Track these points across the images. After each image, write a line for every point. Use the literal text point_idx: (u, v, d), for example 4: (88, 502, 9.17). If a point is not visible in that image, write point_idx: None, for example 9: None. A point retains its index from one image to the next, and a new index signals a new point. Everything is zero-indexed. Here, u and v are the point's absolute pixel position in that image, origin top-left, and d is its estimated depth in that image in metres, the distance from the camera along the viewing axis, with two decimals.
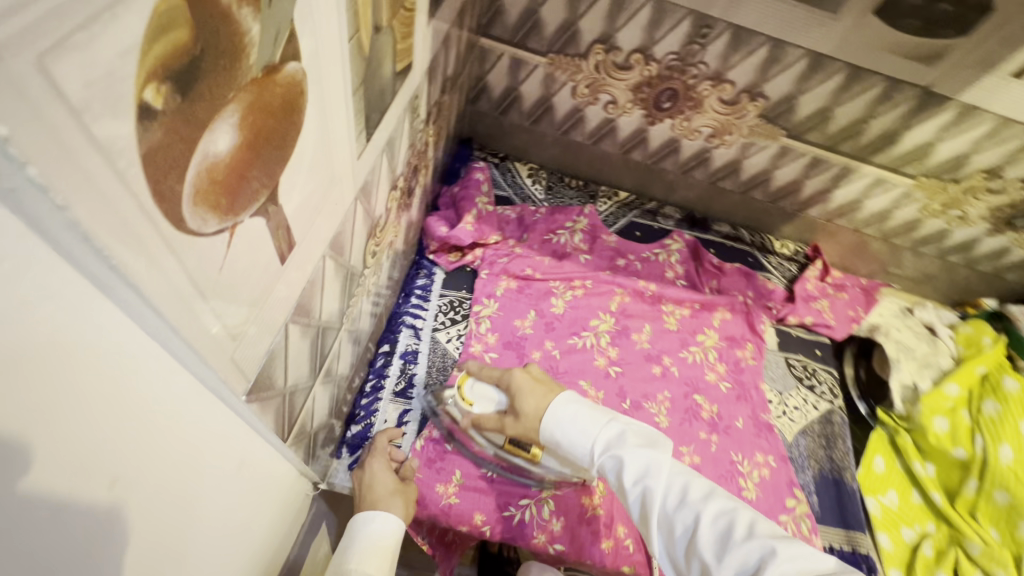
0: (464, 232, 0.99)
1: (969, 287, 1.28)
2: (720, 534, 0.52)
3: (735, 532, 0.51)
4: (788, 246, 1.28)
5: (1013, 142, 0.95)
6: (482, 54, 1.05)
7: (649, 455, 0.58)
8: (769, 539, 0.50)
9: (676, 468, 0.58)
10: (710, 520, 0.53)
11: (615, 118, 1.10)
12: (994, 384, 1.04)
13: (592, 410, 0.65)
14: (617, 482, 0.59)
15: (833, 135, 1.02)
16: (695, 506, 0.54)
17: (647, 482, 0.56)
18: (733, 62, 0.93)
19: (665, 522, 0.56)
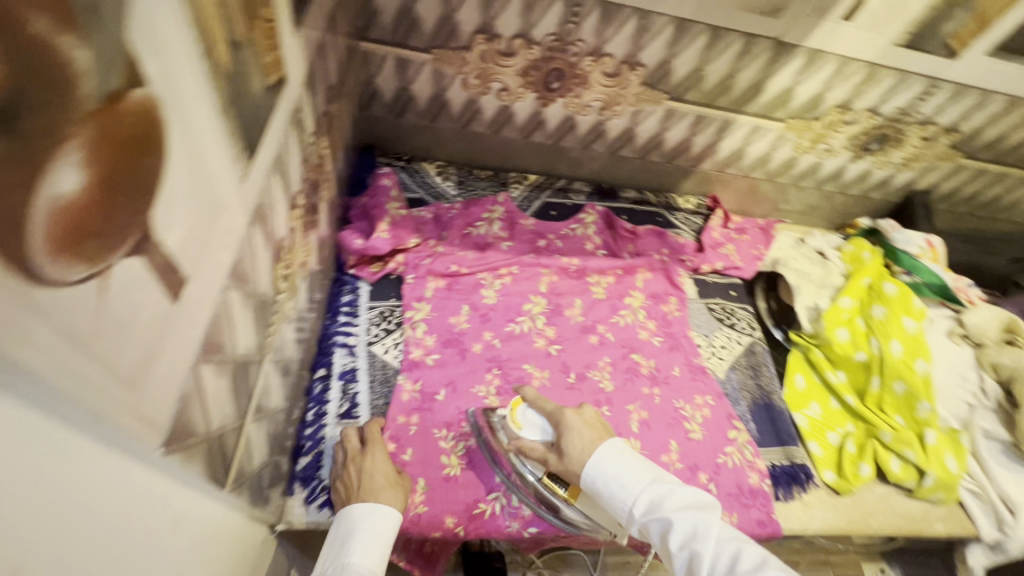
0: (381, 240, 0.96)
1: (844, 210, 1.44)
2: None
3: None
4: (691, 200, 1.37)
5: (856, 77, 1.07)
6: (365, 58, 1.01)
7: (694, 521, 0.66)
8: None
9: (721, 534, 0.66)
10: None
11: (510, 105, 1.11)
12: (877, 291, 1.17)
13: (639, 469, 0.74)
14: (663, 544, 0.68)
15: (709, 92, 1.10)
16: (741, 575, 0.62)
17: (694, 547, 0.65)
18: (608, 35, 0.98)
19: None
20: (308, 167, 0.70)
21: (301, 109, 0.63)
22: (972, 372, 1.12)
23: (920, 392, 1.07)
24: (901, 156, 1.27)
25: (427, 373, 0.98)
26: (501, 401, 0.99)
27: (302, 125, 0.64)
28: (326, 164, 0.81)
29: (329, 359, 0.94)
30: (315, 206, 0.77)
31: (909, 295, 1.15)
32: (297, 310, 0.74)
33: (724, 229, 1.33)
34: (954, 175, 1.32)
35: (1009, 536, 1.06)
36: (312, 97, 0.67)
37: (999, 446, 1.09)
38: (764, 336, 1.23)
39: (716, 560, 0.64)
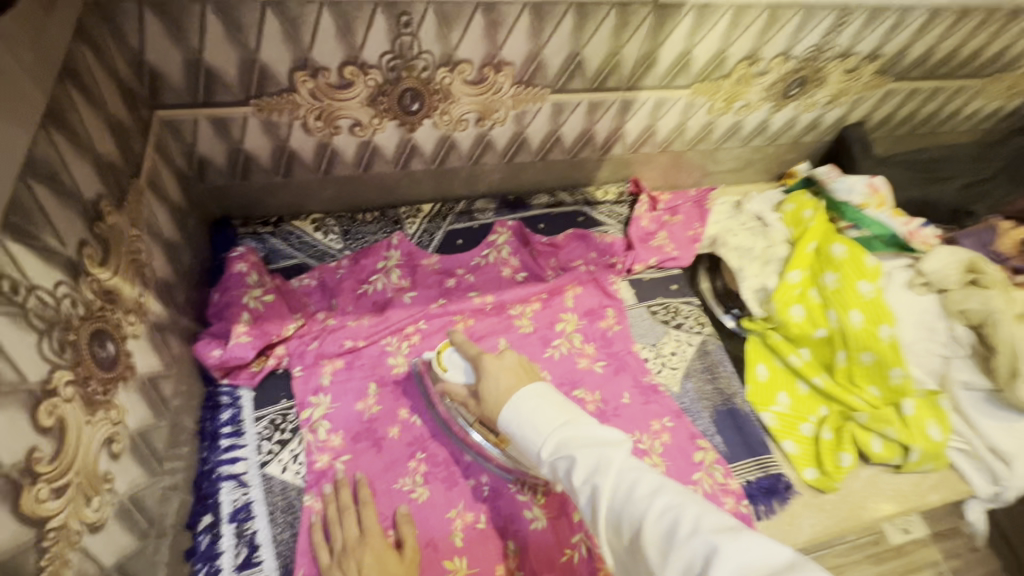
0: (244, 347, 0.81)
1: (779, 159, 1.30)
2: (666, 531, 0.48)
3: (682, 531, 0.47)
4: (611, 190, 1.22)
5: (758, 24, 0.91)
6: (171, 128, 0.81)
7: (600, 457, 0.54)
8: (712, 540, 0.45)
9: (630, 468, 0.54)
10: (657, 518, 0.49)
11: (369, 139, 0.93)
12: (826, 255, 1.06)
13: (547, 405, 0.61)
14: (569, 484, 0.56)
15: (595, 75, 0.93)
16: (642, 505, 0.50)
17: (596, 481, 0.53)
18: (455, 40, 0.80)
19: (615, 524, 0.52)
20: (68, 329, 0.53)
21: (11, 273, 0.46)
22: (940, 322, 1.02)
23: (890, 359, 0.98)
24: (826, 95, 1.13)
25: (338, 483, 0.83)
26: (432, 491, 0.85)
27: (22, 291, 0.46)
28: (122, 293, 0.63)
29: (213, 501, 0.78)
30: (113, 356, 0.60)
31: (861, 254, 1.03)
32: (121, 494, 0.58)
33: (652, 213, 1.19)
34: (886, 100, 1.19)
35: (1007, 487, 0.97)
36: (37, 244, 0.49)
37: (982, 394, 0.99)
38: (715, 326, 1.10)
39: (620, 498, 0.52)
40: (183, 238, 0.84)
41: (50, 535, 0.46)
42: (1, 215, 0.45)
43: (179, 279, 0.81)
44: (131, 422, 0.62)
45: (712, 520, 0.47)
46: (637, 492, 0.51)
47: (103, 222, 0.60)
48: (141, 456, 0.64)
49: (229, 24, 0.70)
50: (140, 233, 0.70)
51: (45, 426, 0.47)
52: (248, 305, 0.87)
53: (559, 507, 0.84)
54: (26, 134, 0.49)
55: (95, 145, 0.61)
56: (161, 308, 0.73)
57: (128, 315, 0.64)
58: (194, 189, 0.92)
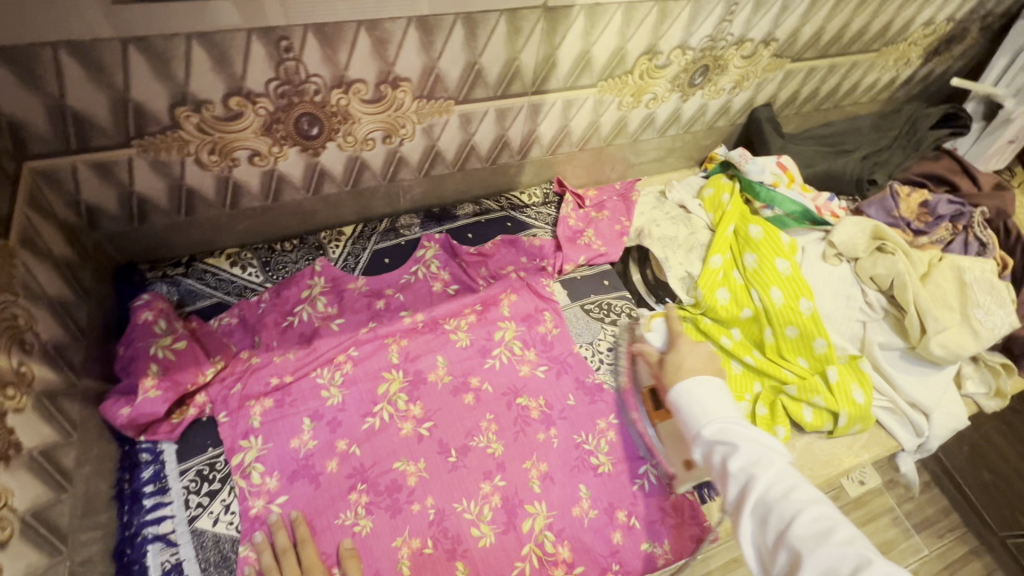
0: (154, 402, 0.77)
1: (697, 144, 1.33)
2: (817, 531, 0.53)
3: (832, 535, 0.53)
4: (537, 192, 1.22)
5: (650, 20, 0.93)
6: (47, 179, 0.76)
7: (761, 455, 0.62)
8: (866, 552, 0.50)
9: (787, 473, 0.60)
10: (810, 519, 0.55)
11: (273, 168, 0.90)
12: (744, 236, 1.09)
13: (723, 400, 0.70)
14: (723, 466, 0.63)
15: (497, 83, 0.92)
16: (797, 505, 0.56)
17: (756, 470, 0.60)
18: (343, 61, 0.78)
19: (761, 513, 0.58)
20: None
21: None
22: (856, 289, 1.06)
23: (811, 330, 1.01)
24: (730, 81, 1.16)
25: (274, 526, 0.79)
26: (375, 521, 0.83)
27: None
28: None
29: (139, 566, 0.74)
30: None
31: (775, 233, 1.06)
32: None
33: (580, 211, 1.20)
34: (789, 80, 1.24)
35: (929, 436, 1.05)
36: None
37: (898, 352, 1.07)
38: (647, 315, 1.11)
39: (773, 493, 0.58)
40: (75, 293, 0.79)
41: None
42: None
43: (74, 338, 0.76)
44: (20, 502, 0.58)
45: (862, 540, 0.52)
46: (791, 494, 0.57)
47: None
48: (37, 537, 0.59)
49: (89, 65, 0.66)
50: (15, 296, 0.65)
51: None
52: (157, 356, 0.82)
53: (505, 518, 0.85)
54: None
55: None
56: (51, 374, 0.68)
57: (5, 388, 0.60)
58: (86, 238, 0.86)
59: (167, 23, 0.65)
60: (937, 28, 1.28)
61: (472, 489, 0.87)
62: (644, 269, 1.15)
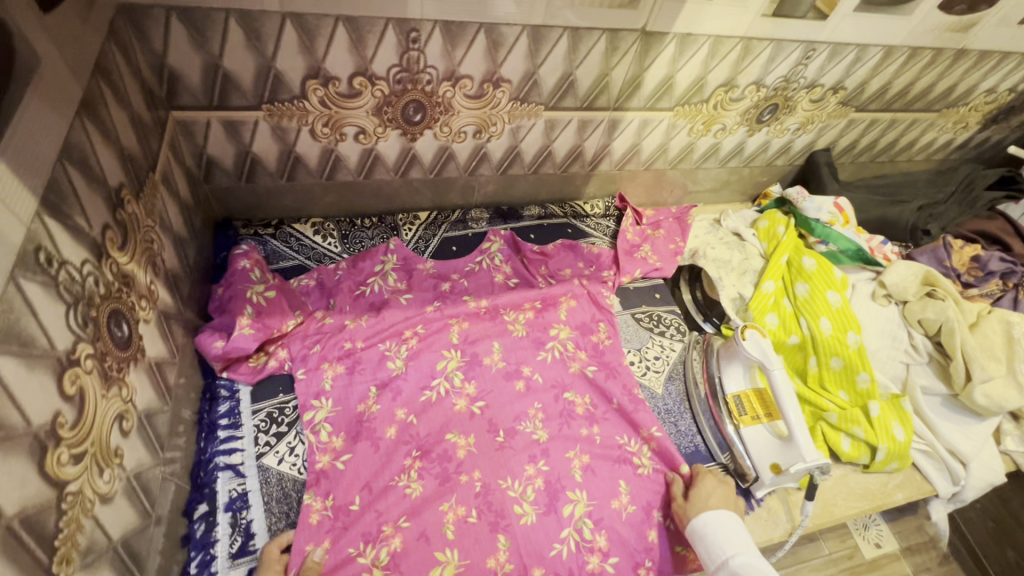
0: (245, 338, 0.86)
1: (753, 180, 1.39)
2: None
3: None
4: (598, 204, 1.29)
5: (734, 54, 1.00)
6: (184, 128, 0.85)
7: None
8: None
9: None
10: None
11: (372, 147, 0.98)
12: (797, 267, 1.13)
13: (740, 533, 0.81)
14: None
15: (585, 95, 1.00)
16: None
17: None
18: (459, 57, 0.86)
19: None
20: (91, 304, 0.55)
21: (45, 245, 0.48)
22: (902, 331, 1.09)
23: (857, 364, 1.03)
24: (795, 122, 1.22)
25: (337, 481, 0.83)
26: (425, 486, 0.86)
27: (53, 264, 0.49)
28: (136, 278, 0.66)
29: (209, 490, 0.79)
30: (127, 338, 0.62)
31: (828, 267, 1.10)
32: (129, 471, 0.60)
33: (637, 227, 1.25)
34: (849, 129, 1.30)
35: (964, 486, 1.06)
36: (69, 221, 0.52)
37: (939, 398, 1.09)
38: (694, 331, 1.14)
39: None
40: (189, 233, 0.87)
41: (68, 498, 0.48)
42: (43, 192, 0.48)
43: (184, 272, 0.83)
44: (139, 402, 0.64)
45: None
46: None
47: (124, 210, 0.64)
48: (145, 437, 0.65)
49: (249, 32, 0.75)
50: (154, 223, 0.73)
51: (67, 392, 0.50)
52: (252, 299, 0.92)
53: (547, 500, 0.87)
54: (62, 122, 0.52)
55: (120, 137, 0.65)
56: (168, 298, 0.75)
57: (140, 300, 0.67)
58: (200, 188, 0.95)
59: (323, 5, 0.74)
60: (998, 97, 1.33)
61: (517, 469, 0.90)
62: (696, 292, 1.19)
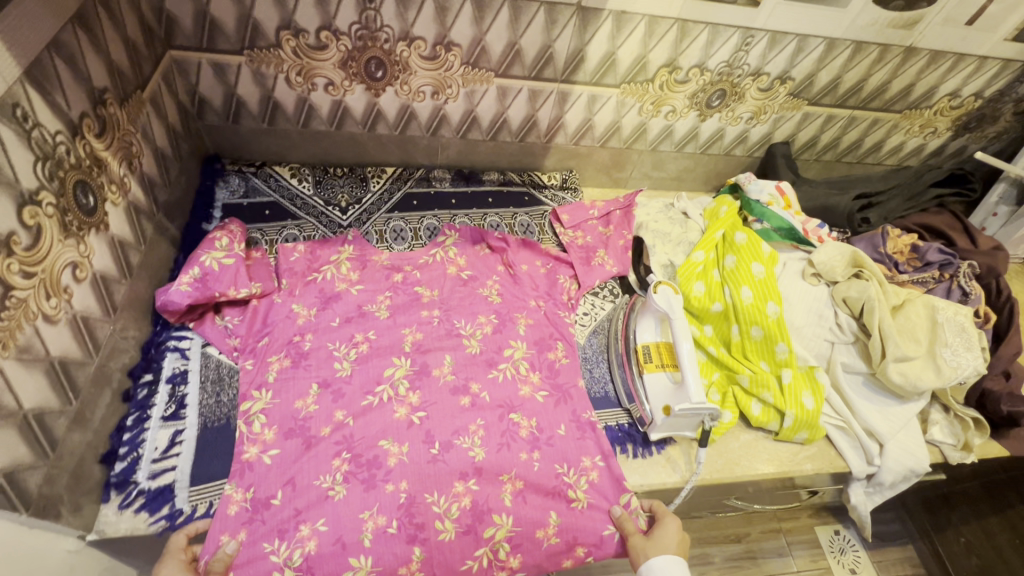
0: (178, 291, 0.92)
1: (714, 167, 1.45)
2: None
3: None
4: (556, 176, 1.38)
5: (671, 35, 1.09)
6: (179, 67, 1.02)
7: None
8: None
9: None
10: None
11: (341, 99, 1.12)
12: (729, 241, 1.17)
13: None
14: None
15: (532, 65, 1.11)
16: None
17: None
18: (411, 19, 0.99)
19: None
20: (59, 167, 0.70)
21: (23, 104, 0.63)
22: (829, 309, 1.10)
23: (776, 335, 1.06)
24: (747, 111, 1.29)
25: (262, 476, 0.83)
26: (349, 490, 0.83)
27: (28, 121, 0.64)
28: (109, 166, 0.81)
29: (157, 364, 0.92)
30: (92, 207, 0.76)
31: (757, 241, 1.14)
32: (77, 311, 0.74)
33: (587, 224, 1.28)
34: (806, 123, 1.35)
35: (880, 467, 1.05)
36: (49, 95, 0.67)
37: (861, 378, 1.10)
38: (626, 293, 1.19)
39: None
40: (173, 153, 1.03)
41: (11, 298, 0.61)
42: (30, 65, 0.64)
43: (163, 182, 0.99)
44: (97, 264, 0.78)
45: None
46: None
47: (105, 108, 0.79)
48: (98, 294, 0.79)
49: None
50: (135, 132, 0.88)
51: (26, 222, 0.64)
52: (206, 262, 0.96)
53: (470, 522, 0.85)
54: (56, 20, 0.68)
55: (109, 51, 0.81)
56: (141, 196, 0.90)
57: (111, 185, 0.82)
58: (194, 124, 1.12)
59: None
60: (964, 102, 1.34)
61: (445, 485, 0.86)
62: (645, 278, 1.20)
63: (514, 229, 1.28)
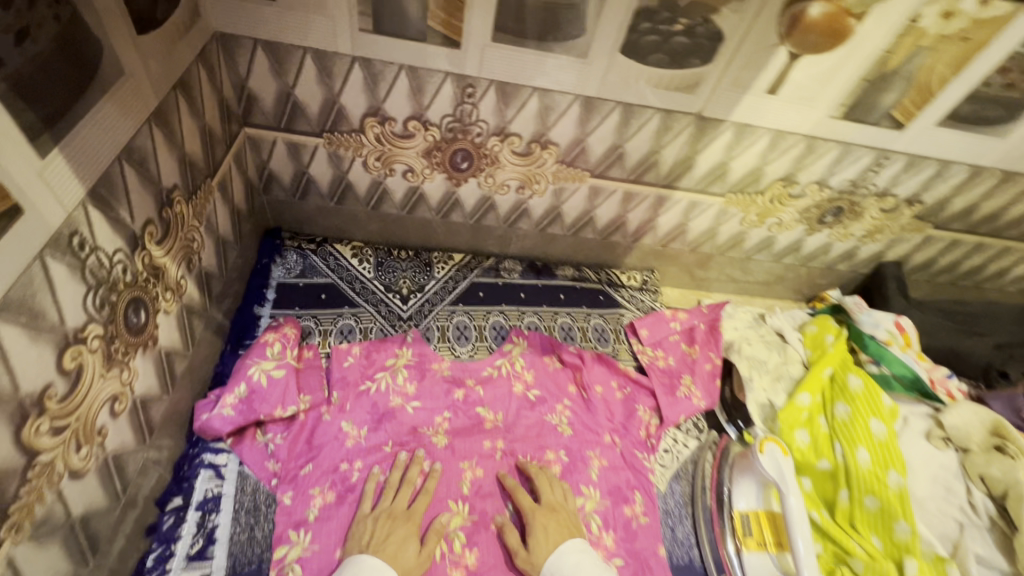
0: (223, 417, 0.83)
1: (810, 278, 1.30)
2: None
3: None
4: (636, 277, 1.25)
5: (796, 150, 0.96)
6: (253, 144, 0.93)
7: None
8: None
9: None
10: None
11: (418, 186, 1.02)
12: (841, 384, 1.02)
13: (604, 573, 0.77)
14: None
15: (634, 169, 1.00)
16: None
17: None
18: (510, 115, 0.89)
19: None
20: (113, 290, 0.60)
21: (82, 231, 0.53)
22: (959, 483, 0.93)
23: (895, 509, 0.88)
24: (862, 229, 1.14)
25: None
26: None
27: (85, 249, 0.54)
28: (167, 271, 0.71)
29: (187, 485, 0.81)
30: (141, 325, 0.66)
31: (877, 391, 0.98)
32: (108, 452, 0.63)
33: (669, 342, 1.15)
34: (927, 245, 1.19)
35: None
36: (111, 212, 0.58)
37: None
38: (713, 429, 1.06)
39: None
40: (235, 237, 0.94)
41: (34, 468, 0.51)
42: (92, 184, 0.54)
43: (220, 272, 0.89)
44: (138, 387, 0.67)
45: None
46: None
47: (171, 209, 0.70)
48: (137, 420, 0.69)
49: (321, 69, 0.82)
50: (200, 226, 0.79)
51: (65, 368, 0.53)
52: (252, 378, 0.87)
53: None
54: (130, 125, 0.59)
55: (184, 145, 0.72)
56: (196, 294, 0.81)
57: (166, 292, 0.72)
58: (259, 198, 1.03)
59: (391, 54, 0.80)
60: None
61: None
62: (735, 418, 1.06)
63: (588, 334, 1.16)
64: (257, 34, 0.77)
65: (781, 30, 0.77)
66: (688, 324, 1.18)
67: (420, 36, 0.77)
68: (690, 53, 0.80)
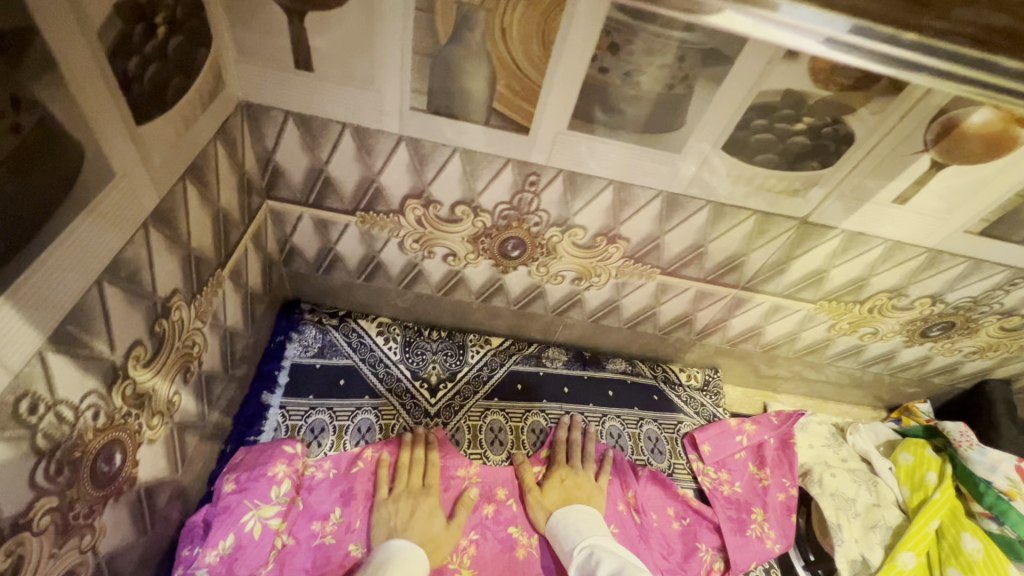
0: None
1: (896, 388, 1.12)
2: None
3: None
4: (695, 374, 1.09)
5: (912, 263, 0.80)
6: (275, 217, 0.81)
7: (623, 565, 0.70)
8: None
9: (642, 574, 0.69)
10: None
11: (460, 270, 0.89)
12: (951, 544, 0.85)
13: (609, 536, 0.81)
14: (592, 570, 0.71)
15: (712, 270, 0.85)
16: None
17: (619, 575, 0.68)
18: (577, 207, 0.75)
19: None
20: (76, 445, 0.47)
21: (34, 389, 0.41)
22: None
23: None
24: (972, 345, 0.97)
25: None
26: None
27: (38, 411, 0.41)
28: (156, 393, 0.58)
29: None
30: (116, 471, 0.53)
31: (1001, 560, 0.81)
32: None
33: (734, 460, 0.99)
34: None
35: None
36: (82, 352, 0.45)
37: None
38: None
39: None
40: (245, 324, 0.82)
41: None
42: (53, 328, 0.41)
43: (222, 367, 0.77)
44: (105, 544, 0.54)
45: None
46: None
47: (168, 319, 0.57)
48: None
49: (360, 146, 0.69)
50: (202, 325, 0.67)
51: None
52: (247, 526, 0.74)
53: None
54: (117, 237, 0.46)
55: (191, 238, 0.60)
56: (192, 403, 0.68)
57: (152, 418, 0.58)
58: (276, 271, 0.91)
59: (444, 135, 0.67)
60: None
61: None
62: (813, 564, 0.89)
63: (640, 445, 0.99)
64: (289, 106, 0.66)
65: (929, 136, 0.62)
66: (758, 438, 1.01)
67: (481, 118, 0.65)
68: (807, 156, 0.65)
